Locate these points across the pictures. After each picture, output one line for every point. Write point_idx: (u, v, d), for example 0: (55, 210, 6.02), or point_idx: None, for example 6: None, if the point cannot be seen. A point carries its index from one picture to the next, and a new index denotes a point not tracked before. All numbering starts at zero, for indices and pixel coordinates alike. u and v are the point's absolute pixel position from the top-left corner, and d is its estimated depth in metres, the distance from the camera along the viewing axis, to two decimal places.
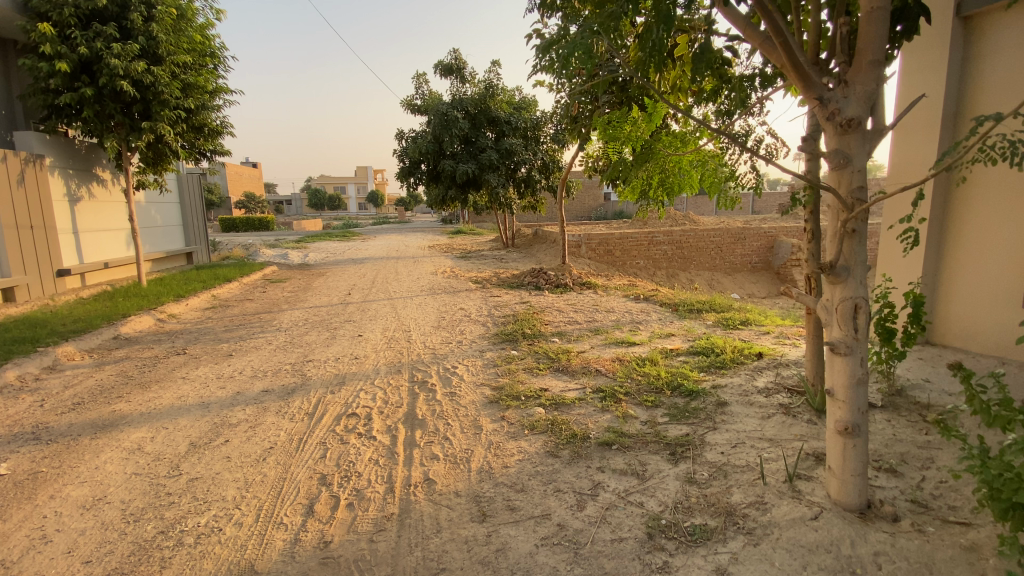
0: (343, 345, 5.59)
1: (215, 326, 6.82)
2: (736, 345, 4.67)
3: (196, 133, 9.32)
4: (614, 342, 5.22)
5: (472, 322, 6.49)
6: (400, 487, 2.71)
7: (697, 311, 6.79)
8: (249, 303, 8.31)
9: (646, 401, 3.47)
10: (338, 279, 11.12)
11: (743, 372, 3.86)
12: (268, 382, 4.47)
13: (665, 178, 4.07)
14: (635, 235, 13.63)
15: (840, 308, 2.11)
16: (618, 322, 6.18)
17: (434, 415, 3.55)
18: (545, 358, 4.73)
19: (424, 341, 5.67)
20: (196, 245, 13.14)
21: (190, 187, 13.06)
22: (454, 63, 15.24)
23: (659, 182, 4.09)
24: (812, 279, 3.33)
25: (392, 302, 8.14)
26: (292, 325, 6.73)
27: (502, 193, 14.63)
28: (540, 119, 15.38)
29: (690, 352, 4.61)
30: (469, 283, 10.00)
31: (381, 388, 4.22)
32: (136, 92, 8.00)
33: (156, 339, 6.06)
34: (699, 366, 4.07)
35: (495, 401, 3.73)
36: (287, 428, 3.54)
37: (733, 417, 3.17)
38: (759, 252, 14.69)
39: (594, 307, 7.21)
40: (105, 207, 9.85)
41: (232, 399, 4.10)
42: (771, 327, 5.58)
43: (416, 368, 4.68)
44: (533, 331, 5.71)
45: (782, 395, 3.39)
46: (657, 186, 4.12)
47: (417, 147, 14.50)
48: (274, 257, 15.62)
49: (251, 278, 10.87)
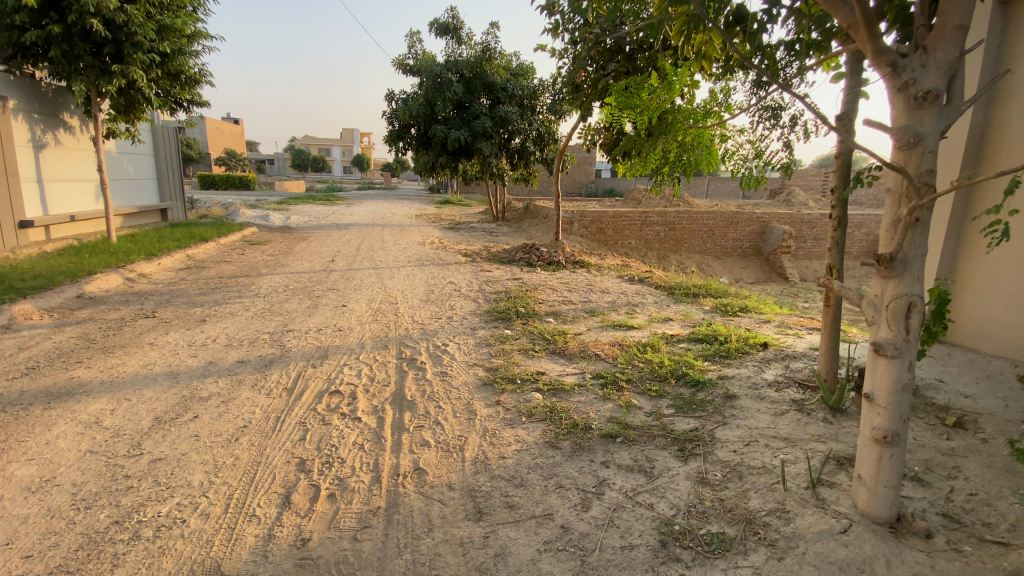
0: (326, 316, 5.27)
1: (189, 288, 6.42)
2: (739, 332, 4.46)
3: (173, 80, 8.67)
4: (611, 325, 5.00)
5: (463, 297, 6.22)
6: (387, 477, 2.46)
7: (694, 296, 6.60)
8: (227, 266, 7.89)
9: (650, 391, 3.26)
10: (322, 244, 10.68)
11: (750, 363, 3.65)
12: (244, 352, 4.17)
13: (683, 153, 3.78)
14: (628, 214, 13.37)
15: (892, 305, 1.93)
16: (614, 304, 5.96)
17: (424, 396, 3.29)
18: (540, 339, 4.50)
19: (412, 315, 5.38)
20: (172, 201, 12.50)
21: (167, 139, 12.34)
22: (450, 22, 14.53)
23: (676, 158, 3.81)
24: (835, 269, 3.14)
25: (379, 272, 7.80)
26: (272, 291, 6.37)
27: (494, 164, 14.17)
28: (538, 88, 14.84)
29: (692, 338, 4.40)
30: (459, 256, 9.68)
31: (367, 363, 3.95)
32: (108, 32, 7.33)
33: (123, 300, 5.66)
34: (703, 355, 3.86)
35: (489, 383, 3.49)
36: (264, 404, 3.27)
37: (743, 411, 2.97)
38: (751, 237, 14.55)
39: (589, 287, 6.98)
40: (73, 155, 9.19)
41: (204, 370, 3.79)
42: (771, 315, 5.41)
43: (403, 343, 4.41)
44: (527, 309, 5.47)
45: (793, 390, 3.21)
46: (673, 161, 3.82)
47: (408, 110, 13.88)
48: (254, 218, 14.99)
49: (230, 239, 10.36)
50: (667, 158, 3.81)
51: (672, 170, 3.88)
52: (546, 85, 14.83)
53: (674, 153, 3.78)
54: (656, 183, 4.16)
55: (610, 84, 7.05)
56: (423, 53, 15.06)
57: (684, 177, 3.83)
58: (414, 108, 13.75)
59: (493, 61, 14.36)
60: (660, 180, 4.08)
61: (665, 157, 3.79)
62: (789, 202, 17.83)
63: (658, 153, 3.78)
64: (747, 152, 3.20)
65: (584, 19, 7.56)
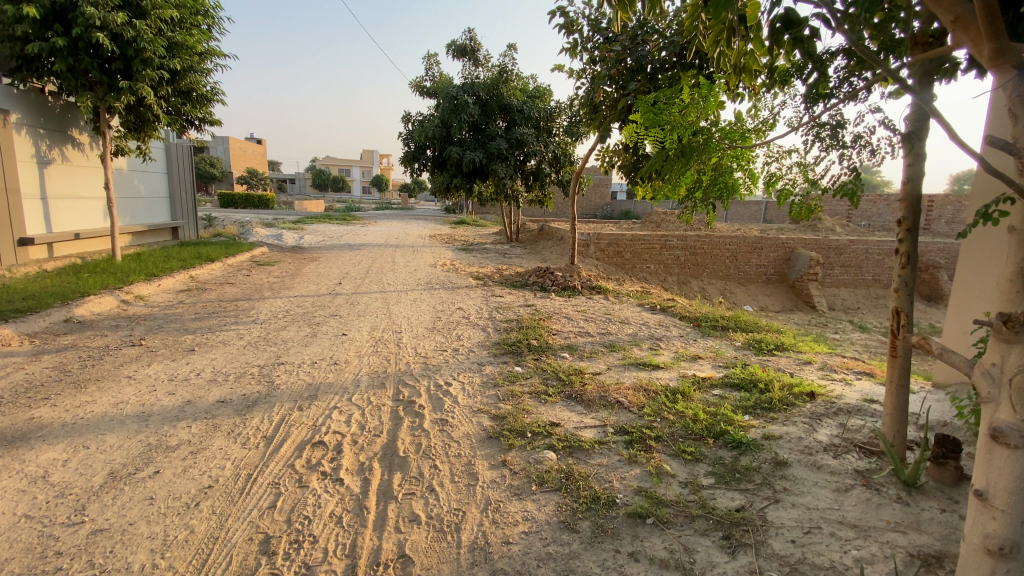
0: (323, 346, 4.89)
1: (185, 312, 6.12)
2: (779, 376, 3.97)
3: (184, 98, 8.61)
4: (634, 363, 4.53)
5: (471, 326, 5.80)
6: (364, 565, 2.02)
7: (722, 331, 6.10)
8: (230, 287, 7.61)
9: (684, 453, 2.79)
10: (331, 265, 10.42)
11: (799, 419, 3.16)
12: (227, 389, 3.79)
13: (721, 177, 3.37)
14: (647, 237, 12.92)
15: (1017, 379, 1.45)
16: (637, 338, 5.48)
17: (419, 453, 2.85)
18: (556, 380, 4.04)
19: (416, 347, 4.97)
20: (183, 219, 12.43)
21: (181, 158, 12.38)
22: (468, 44, 14.47)
23: (712, 181, 3.40)
24: (903, 313, 2.62)
25: (385, 296, 7.45)
26: (271, 316, 6.03)
27: (509, 185, 13.89)
28: (554, 110, 14.65)
29: (727, 383, 3.92)
30: (470, 279, 9.31)
31: (359, 406, 3.53)
32: (115, 47, 7.28)
33: (113, 325, 5.37)
34: (741, 407, 3.38)
35: (495, 436, 3.04)
36: (236, 457, 2.86)
37: (797, 485, 2.47)
38: (775, 263, 13.98)
39: (607, 317, 6.51)
40: (79, 172, 9.12)
41: (179, 411, 3.41)
42: (811, 355, 4.89)
43: (404, 381, 3.99)
44: (540, 342, 5.03)
45: (854, 456, 2.70)
46: (709, 185, 3.41)
47: (423, 130, 13.73)
48: (267, 238, 14.86)
49: (237, 259, 10.15)
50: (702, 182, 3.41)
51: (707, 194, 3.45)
52: (563, 107, 14.62)
53: (710, 176, 3.39)
54: (689, 209, 3.73)
55: (632, 104, 6.68)
56: (440, 74, 15.01)
57: (720, 204, 3.39)
58: (429, 129, 13.59)
59: (509, 83, 14.26)
60: (693, 205, 3.66)
61: (699, 179, 3.38)
62: (814, 227, 17.21)
63: (692, 175, 3.39)
64: (797, 176, 2.73)
65: (604, 37, 7.26)
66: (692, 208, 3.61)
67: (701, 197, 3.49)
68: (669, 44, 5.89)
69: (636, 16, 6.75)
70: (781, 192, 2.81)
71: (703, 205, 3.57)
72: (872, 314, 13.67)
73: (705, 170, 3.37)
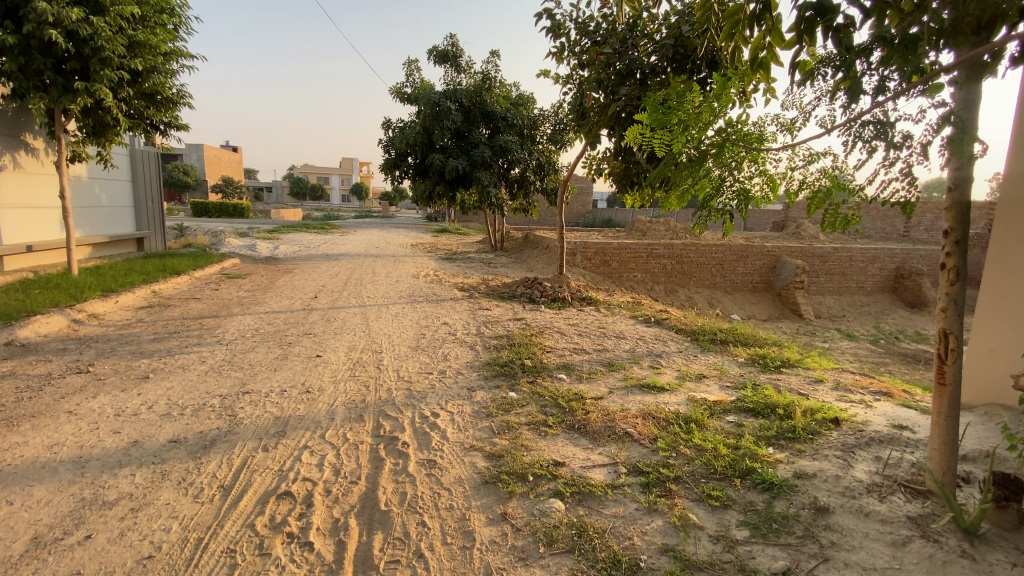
0: (295, 372, 4.42)
1: (142, 332, 5.57)
2: (795, 399, 3.69)
3: (147, 101, 8.08)
4: (637, 385, 4.18)
5: (458, 344, 5.40)
6: None
7: (722, 345, 5.80)
8: (196, 303, 7.06)
9: (710, 499, 2.45)
10: (307, 277, 9.89)
11: (831, 453, 2.86)
12: (183, 426, 3.30)
13: (737, 183, 3.07)
14: (634, 246, 12.68)
15: None
16: (636, 355, 5.14)
17: (405, 506, 2.45)
18: (554, 407, 3.67)
19: (398, 370, 4.54)
20: (149, 230, 11.76)
21: (148, 165, 11.76)
22: (449, 49, 14.15)
23: (727, 187, 3.10)
24: (951, 335, 2.34)
25: (365, 311, 7.00)
26: (238, 336, 5.53)
27: (493, 193, 13.51)
28: (538, 117, 14.41)
29: (741, 409, 3.60)
30: (455, 291, 8.90)
31: (333, 445, 3.09)
32: (70, 45, 6.75)
33: (61, 349, 4.81)
34: (763, 437, 3.07)
35: (491, 481, 2.64)
36: (186, 514, 2.41)
37: (845, 538, 2.14)
38: (761, 271, 13.89)
39: (602, 331, 6.18)
40: (34, 180, 8.46)
41: (122, 454, 2.92)
42: (821, 373, 4.61)
43: (385, 413, 3.57)
44: (534, 362, 4.66)
45: (902, 499, 2.38)
46: (724, 191, 3.12)
47: (404, 137, 13.29)
48: (239, 248, 14.22)
49: (206, 271, 9.56)
50: (715, 188, 3.11)
51: (721, 201, 3.14)
52: (547, 114, 14.42)
53: (725, 182, 3.09)
54: (701, 219, 3.34)
55: (623, 109, 6.40)
56: (421, 81, 14.65)
57: (738, 212, 3.06)
58: (410, 136, 13.16)
59: (492, 90, 13.98)
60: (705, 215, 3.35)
61: (713, 185, 3.07)
62: (798, 235, 17.24)
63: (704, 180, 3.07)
64: (831, 182, 2.45)
65: (592, 41, 7.01)
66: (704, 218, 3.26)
67: (715, 205, 3.16)
68: (665, 48, 5.61)
69: (628, 19, 6.48)
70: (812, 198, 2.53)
71: (718, 213, 3.20)
72: (858, 321, 13.66)
73: (719, 176, 3.07)
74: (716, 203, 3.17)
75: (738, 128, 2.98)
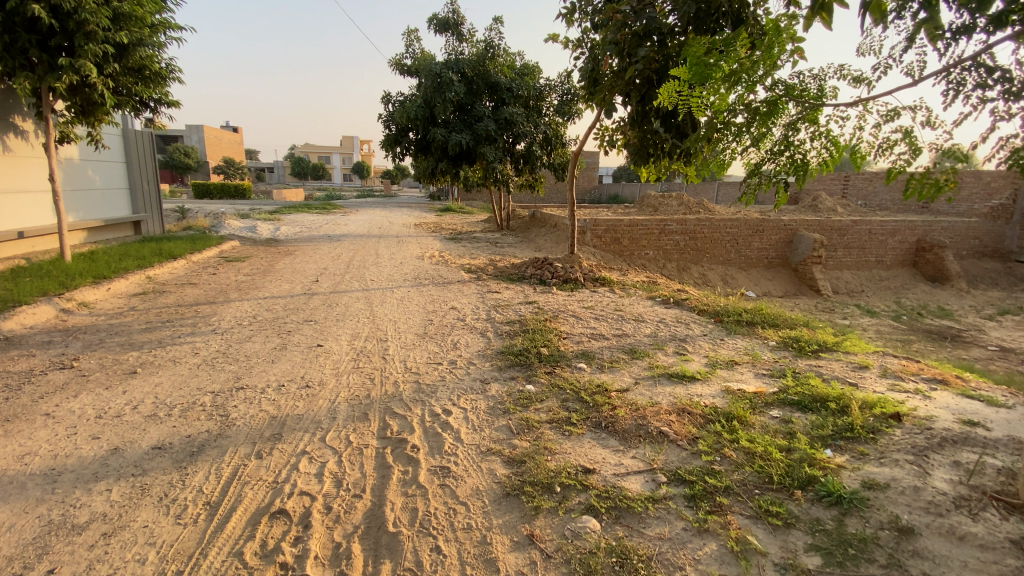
0: (293, 363, 4.09)
1: (133, 322, 5.25)
2: (844, 389, 3.33)
3: (137, 77, 7.60)
4: (665, 375, 3.83)
5: (468, 330, 5.06)
6: None
7: (749, 328, 5.42)
8: (192, 289, 6.72)
9: (770, 517, 2.13)
10: (308, 259, 9.53)
11: (900, 458, 2.52)
12: (169, 430, 2.99)
13: (791, 145, 2.68)
14: (646, 222, 12.22)
15: None
16: (659, 341, 4.78)
17: (418, 527, 2.13)
18: (577, 402, 3.32)
19: (404, 360, 4.20)
20: (145, 213, 11.40)
21: (142, 144, 11.36)
22: (450, 17, 13.46)
23: (784, 152, 2.70)
24: None
25: (369, 295, 6.64)
26: (235, 324, 5.19)
27: (499, 169, 12.99)
28: (544, 88, 13.83)
29: (786, 402, 3.25)
30: (461, 272, 8.53)
31: (335, 450, 2.77)
32: (54, 20, 6.29)
33: (46, 341, 4.49)
34: (818, 438, 2.73)
35: (514, 493, 2.32)
36: (168, 540, 2.10)
37: (939, 568, 1.82)
38: (778, 246, 13.42)
39: (620, 314, 5.80)
40: (24, 163, 8.07)
41: (99, 464, 2.60)
42: (863, 358, 4.25)
43: (391, 409, 3.24)
44: (551, 350, 4.31)
45: (997, 516, 2.04)
46: (777, 156, 2.73)
47: (404, 111, 12.71)
48: (239, 230, 13.83)
49: (205, 255, 9.22)
50: (766, 152, 2.73)
51: (774, 167, 2.75)
52: (553, 84, 13.88)
53: (783, 145, 2.69)
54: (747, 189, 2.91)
55: (641, 74, 5.89)
56: (421, 52, 14.00)
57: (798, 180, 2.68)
58: (411, 109, 12.59)
59: (496, 60, 13.36)
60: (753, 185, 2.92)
61: (765, 147, 2.70)
62: (814, 208, 16.67)
63: (752, 141, 2.72)
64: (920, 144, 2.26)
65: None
66: (752, 186, 2.81)
67: (766, 171, 2.77)
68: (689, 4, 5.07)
69: None
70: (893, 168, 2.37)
71: (769, 180, 2.78)
72: (878, 296, 13.20)
73: (776, 137, 2.68)
74: (766, 169, 2.79)
75: (790, 83, 2.70)
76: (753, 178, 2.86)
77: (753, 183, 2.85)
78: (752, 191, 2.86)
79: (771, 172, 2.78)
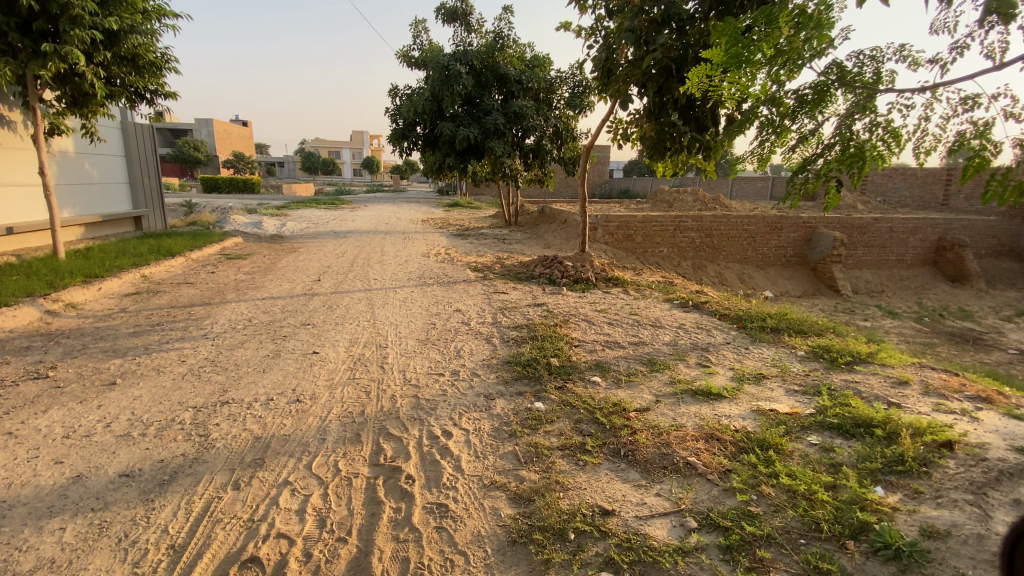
0: (286, 373, 3.81)
1: (122, 325, 5.00)
2: (892, 412, 2.96)
3: (131, 66, 7.34)
4: (687, 393, 3.49)
5: (473, 336, 4.76)
6: None
7: (774, 335, 5.06)
8: (188, 289, 6.48)
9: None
10: (311, 257, 9.27)
11: (958, 498, 2.09)
12: (141, 453, 2.73)
13: (840, 138, 2.35)
14: (660, 218, 11.84)
15: None
16: (679, 350, 4.44)
17: None
18: (591, 424, 3.00)
19: (404, 370, 3.89)
20: (146, 208, 11.21)
21: (142, 138, 11.14)
22: (459, 7, 13.07)
23: (834, 144, 2.34)
24: None
25: (370, 296, 6.36)
26: (228, 328, 4.93)
27: (507, 164, 12.63)
28: (554, 81, 13.46)
29: (827, 428, 2.90)
30: (468, 271, 8.22)
31: (321, 480, 2.47)
32: (36, 3, 6.03)
33: (26, 347, 4.25)
34: (865, 473, 2.34)
35: (521, 540, 2.02)
36: None
37: None
38: (796, 244, 12.94)
39: (635, 319, 5.47)
40: (11, 155, 7.86)
41: (57, 496, 2.35)
42: (903, 371, 3.89)
43: (386, 430, 2.94)
44: (563, 360, 4.00)
45: None
46: (830, 150, 2.36)
47: (412, 105, 12.38)
48: (245, 226, 13.62)
49: (205, 252, 9.00)
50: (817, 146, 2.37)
51: (824, 164, 2.40)
52: (564, 76, 13.53)
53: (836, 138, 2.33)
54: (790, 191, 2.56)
55: (660, 63, 5.51)
56: (429, 43, 13.66)
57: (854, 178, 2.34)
58: (418, 103, 12.24)
59: (505, 51, 13.00)
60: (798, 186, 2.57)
61: (812, 143, 2.38)
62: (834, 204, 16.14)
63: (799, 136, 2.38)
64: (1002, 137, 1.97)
65: None
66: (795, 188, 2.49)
67: (815, 168, 2.43)
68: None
69: None
70: (969, 166, 2.09)
71: (816, 180, 2.45)
72: (899, 296, 12.71)
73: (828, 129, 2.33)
74: (814, 166, 2.45)
75: (842, 66, 2.36)
76: (797, 179, 2.54)
77: (797, 184, 2.54)
78: (795, 193, 2.55)
79: (819, 170, 2.45)
